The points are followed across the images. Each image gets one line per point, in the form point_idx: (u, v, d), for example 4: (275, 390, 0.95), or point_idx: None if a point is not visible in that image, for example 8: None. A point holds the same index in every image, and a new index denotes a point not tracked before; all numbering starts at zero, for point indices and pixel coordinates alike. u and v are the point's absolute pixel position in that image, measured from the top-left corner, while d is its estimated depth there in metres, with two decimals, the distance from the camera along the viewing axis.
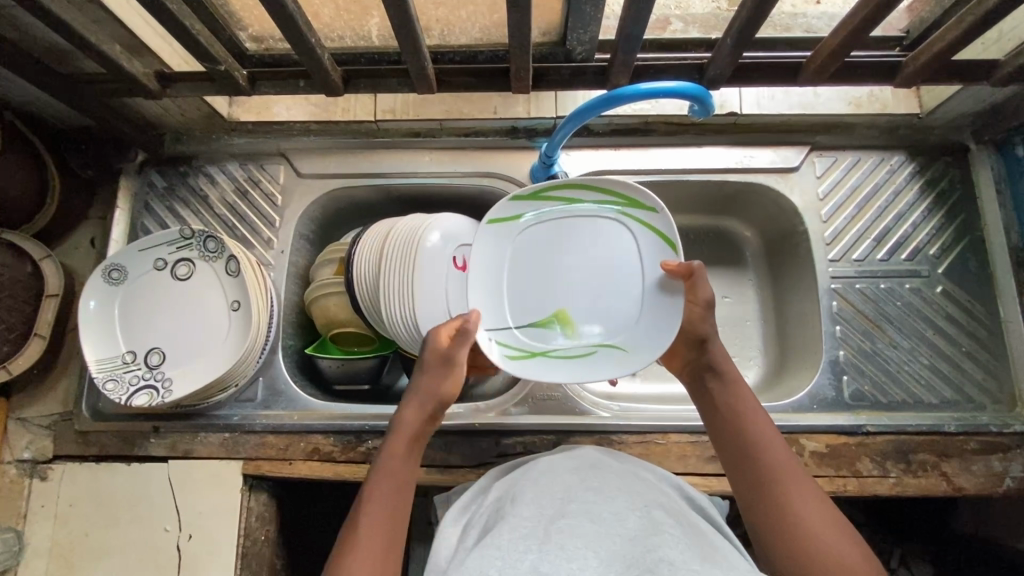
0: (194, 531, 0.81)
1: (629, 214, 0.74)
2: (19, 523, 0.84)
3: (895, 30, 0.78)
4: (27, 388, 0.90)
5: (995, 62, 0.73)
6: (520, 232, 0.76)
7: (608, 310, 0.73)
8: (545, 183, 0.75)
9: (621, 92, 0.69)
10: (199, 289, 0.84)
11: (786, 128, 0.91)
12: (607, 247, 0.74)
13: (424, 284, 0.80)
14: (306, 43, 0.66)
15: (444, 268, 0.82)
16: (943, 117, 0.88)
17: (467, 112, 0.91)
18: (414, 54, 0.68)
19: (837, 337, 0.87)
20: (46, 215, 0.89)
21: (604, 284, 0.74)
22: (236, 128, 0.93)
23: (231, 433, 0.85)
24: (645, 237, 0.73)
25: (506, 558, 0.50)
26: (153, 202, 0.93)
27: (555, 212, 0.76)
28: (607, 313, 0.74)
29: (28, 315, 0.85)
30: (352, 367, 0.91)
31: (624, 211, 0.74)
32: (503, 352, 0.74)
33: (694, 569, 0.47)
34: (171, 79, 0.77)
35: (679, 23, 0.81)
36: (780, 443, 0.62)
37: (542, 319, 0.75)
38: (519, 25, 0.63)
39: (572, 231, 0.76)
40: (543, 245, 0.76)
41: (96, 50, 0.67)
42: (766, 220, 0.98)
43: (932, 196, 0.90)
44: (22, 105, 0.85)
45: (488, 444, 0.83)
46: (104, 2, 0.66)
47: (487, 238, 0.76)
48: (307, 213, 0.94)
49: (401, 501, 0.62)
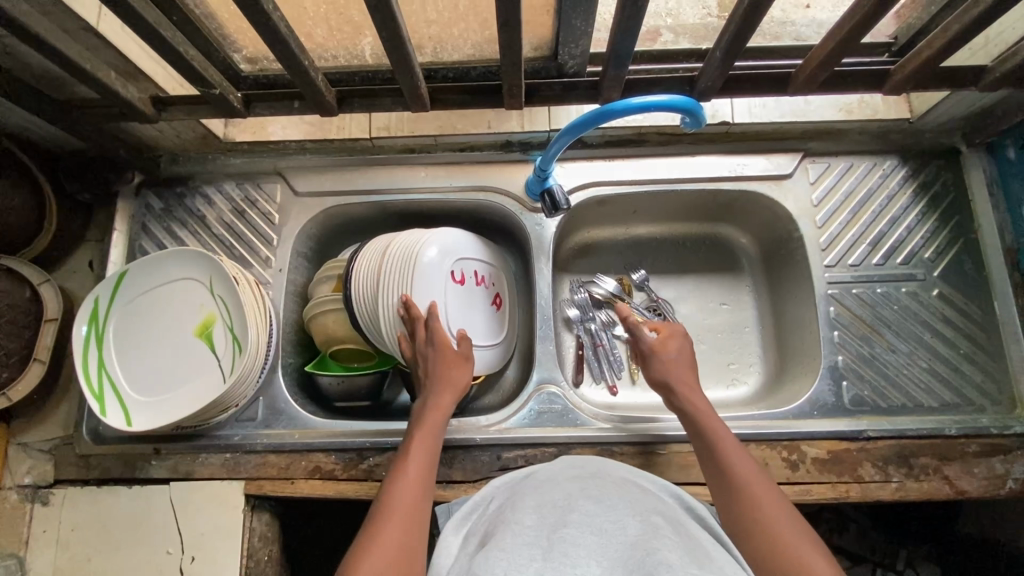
0: (196, 553, 0.81)
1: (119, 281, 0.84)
2: (20, 549, 0.83)
3: (883, 36, 0.79)
4: (27, 412, 0.90)
5: (983, 67, 0.73)
6: (198, 320, 0.84)
7: (174, 325, 0.84)
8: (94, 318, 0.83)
9: (613, 106, 0.70)
10: (181, 304, 0.85)
11: (778, 135, 0.92)
12: (154, 302, 0.85)
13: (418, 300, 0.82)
14: (299, 64, 0.66)
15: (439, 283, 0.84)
16: (933, 121, 0.88)
17: (461, 127, 0.92)
18: (408, 72, 0.69)
19: (836, 342, 0.87)
20: (46, 238, 0.90)
21: (167, 319, 0.85)
22: (232, 148, 0.93)
23: (231, 453, 0.85)
24: (127, 278, 0.84)
25: (510, 564, 0.50)
26: (150, 223, 0.94)
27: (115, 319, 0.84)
28: (186, 324, 0.84)
29: (27, 341, 0.85)
30: (352, 384, 0.91)
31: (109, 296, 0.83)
32: (233, 339, 0.82)
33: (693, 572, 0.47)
34: (167, 103, 0.77)
35: (670, 34, 0.80)
36: (743, 455, 0.66)
37: (203, 338, 0.83)
38: (510, 43, 0.63)
39: (137, 313, 0.84)
40: (180, 314, 0.84)
41: (92, 77, 0.67)
42: (761, 228, 0.98)
43: (924, 200, 0.90)
44: (19, 132, 0.85)
45: (489, 458, 0.83)
46: (99, 30, 0.67)
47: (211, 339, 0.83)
48: (304, 231, 0.94)
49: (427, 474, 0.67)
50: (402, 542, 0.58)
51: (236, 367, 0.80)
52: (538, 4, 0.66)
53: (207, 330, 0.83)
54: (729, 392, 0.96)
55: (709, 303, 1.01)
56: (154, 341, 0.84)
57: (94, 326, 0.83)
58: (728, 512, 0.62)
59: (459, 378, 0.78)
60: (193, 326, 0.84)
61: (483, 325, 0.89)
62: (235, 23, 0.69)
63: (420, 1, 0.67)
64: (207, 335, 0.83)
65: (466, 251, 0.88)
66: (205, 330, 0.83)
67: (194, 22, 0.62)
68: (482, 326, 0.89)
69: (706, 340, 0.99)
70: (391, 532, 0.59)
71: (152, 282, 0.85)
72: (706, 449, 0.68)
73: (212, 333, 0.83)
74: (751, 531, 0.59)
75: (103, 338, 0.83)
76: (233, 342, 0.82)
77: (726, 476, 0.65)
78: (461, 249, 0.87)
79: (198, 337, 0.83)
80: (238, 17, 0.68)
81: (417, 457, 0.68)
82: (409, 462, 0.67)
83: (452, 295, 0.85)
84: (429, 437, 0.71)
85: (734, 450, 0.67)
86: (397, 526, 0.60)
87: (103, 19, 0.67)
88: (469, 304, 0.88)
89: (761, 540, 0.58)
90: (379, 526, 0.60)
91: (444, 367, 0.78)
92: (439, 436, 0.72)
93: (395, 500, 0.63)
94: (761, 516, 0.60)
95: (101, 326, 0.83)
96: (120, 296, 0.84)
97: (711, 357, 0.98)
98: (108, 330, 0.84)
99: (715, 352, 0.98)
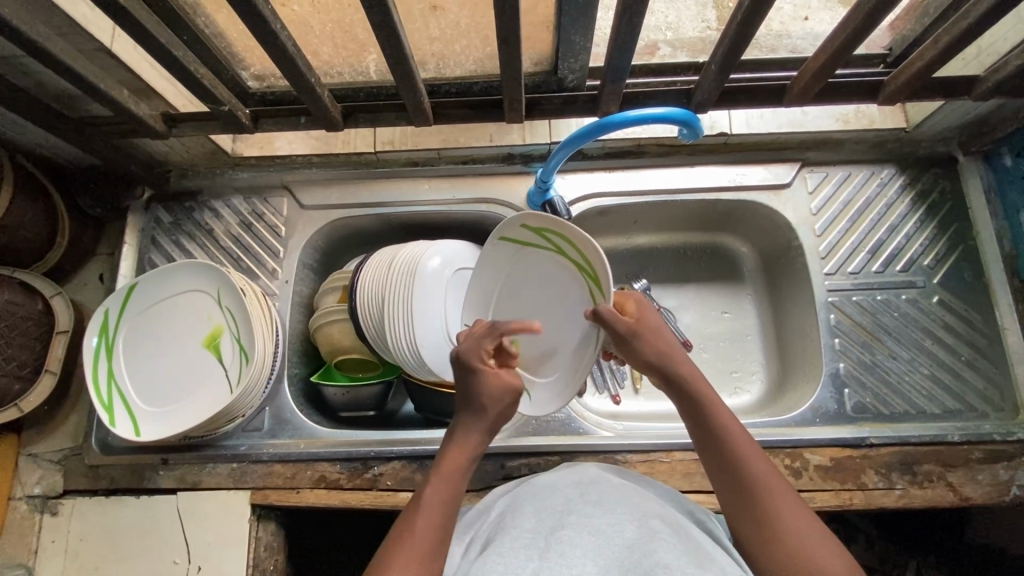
0: (202, 563, 0.81)
1: (127, 292, 0.85)
2: (30, 559, 0.84)
3: (878, 48, 0.81)
4: (37, 423, 0.91)
5: (976, 77, 0.75)
6: (204, 332, 0.85)
7: (181, 336, 0.86)
8: (103, 331, 0.84)
9: (611, 119, 0.72)
10: (189, 316, 0.86)
11: (776, 146, 0.93)
12: (163, 315, 0.86)
13: (561, 316, 0.74)
14: (305, 81, 0.68)
15: (536, 293, 0.77)
16: (929, 130, 0.89)
17: (463, 141, 0.93)
18: (412, 89, 0.71)
19: (837, 349, 0.88)
20: (56, 254, 0.92)
21: (175, 331, 0.86)
22: (241, 163, 0.95)
23: (238, 463, 0.86)
24: (137, 291, 0.85)
25: (507, 565, 0.51)
26: (160, 237, 0.96)
27: (123, 331, 0.85)
28: (193, 337, 0.86)
29: (39, 352, 0.86)
30: (356, 395, 0.92)
31: (118, 308, 0.85)
32: (240, 350, 0.83)
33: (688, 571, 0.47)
34: (176, 119, 0.79)
35: (667, 48, 0.83)
36: (753, 447, 0.59)
37: (210, 350, 0.85)
38: (510, 59, 0.65)
39: (146, 324, 0.86)
40: (187, 325, 0.86)
41: (106, 96, 0.69)
42: (762, 236, 0.99)
43: (922, 208, 0.91)
44: (33, 149, 0.88)
45: (493, 467, 0.84)
46: (112, 49, 0.69)
47: (218, 351, 0.84)
48: (310, 243, 0.95)
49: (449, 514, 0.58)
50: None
51: (242, 377, 0.81)
52: (538, 20, 0.68)
53: (214, 342, 0.85)
54: (732, 401, 0.96)
55: (711, 312, 1.02)
56: (161, 352, 0.85)
57: (104, 338, 0.84)
58: (734, 511, 0.57)
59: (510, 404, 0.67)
60: (201, 338, 0.85)
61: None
62: (244, 42, 0.71)
63: (422, 19, 0.69)
64: (214, 347, 0.85)
65: (503, 255, 0.79)
66: (212, 342, 0.85)
67: (204, 42, 0.64)
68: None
69: (708, 349, 0.99)
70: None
71: (161, 294, 0.86)
72: (707, 432, 0.61)
73: (220, 344, 0.85)
74: (761, 533, 0.55)
75: (113, 350, 0.84)
76: (240, 354, 0.83)
77: (737, 472, 0.58)
78: (508, 250, 0.78)
79: (204, 349, 0.85)
80: (246, 36, 0.70)
81: (439, 487, 0.60)
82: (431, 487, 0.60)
83: (452, 305, 0.86)
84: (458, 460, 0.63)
85: (743, 440, 0.59)
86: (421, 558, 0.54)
87: (116, 39, 0.70)
88: (504, 316, 0.80)
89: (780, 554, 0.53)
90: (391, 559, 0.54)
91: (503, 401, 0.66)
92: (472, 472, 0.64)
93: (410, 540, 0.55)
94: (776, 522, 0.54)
95: (109, 337, 0.84)
96: (128, 308, 0.85)
97: (714, 366, 0.98)
98: (115, 341, 0.85)
99: (718, 361, 0.99)
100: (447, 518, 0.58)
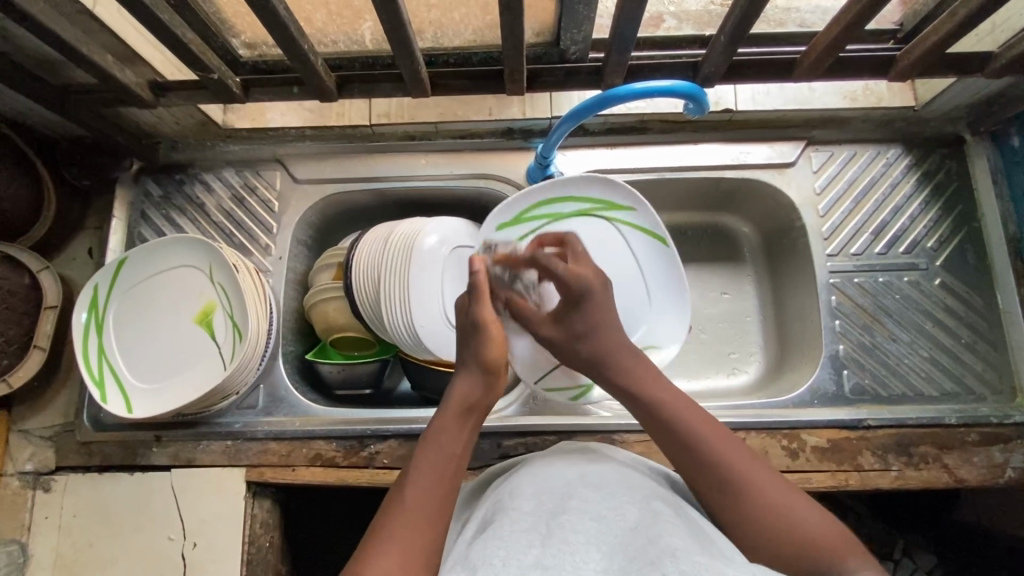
0: (198, 539, 0.81)
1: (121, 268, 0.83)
2: (22, 535, 0.83)
3: (890, 22, 0.79)
4: (28, 400, 0.90)
5: (990, 53, 0.73)
6: (195, 309, 0.84)
7: (170, 315, 0.84)
8: (88, 307, 0.82)
9: (615, 92, 0.70)
10: (180, 293, 0.84)
11: (781, 124, 0.91)
12: (150, 292, 0.85)
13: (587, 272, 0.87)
14: (298, 49, 0.65)
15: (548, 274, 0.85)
16: (937, 109, 0.88)
17: (462, 114, 0.91)
18: (409, 58, 0.68)
19: (837, 331, 0.87)
20: (42, 227, 0.90)
21: (163, 310, 0.84)
22: (232, 135, 0.93)
23: (232, 440, 0.85)
24: (127, 271, 0.84)
25: (509, 549, 0.50)
26: (149, 210, 0.93)
27: (111, 309, 0.84)
28: (183, 317, 0.84)
29: (27, 328, 0.85)
30: (355, 372, 0.89)
31: (113, 286, 0.84)
32: (231, 327, 0.82)
33: (696, 558, 0.46)
34: (165, 88, 0.77)
35: (673, 20, 0.80)
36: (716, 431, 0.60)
37: (200, 329, 0.83)
38: (512, 27, 0.62)
39: (136, 303, 0.84)
40: (177, 301, 0.84)
41: (89, 61, 0.67)
42: (763, 216, 0.98)
43: (927, 189, 0.90)
44: (15, 117, 0.85)
45: (490, 446, 0.83)
46: (95, 13, 0.66)
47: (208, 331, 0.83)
48: (304, 218, 0.93)
49: (450, 472, 0.58)
50: (410, 539, 0.53)
51: (236, 354, 0.80)
52: None
53: (206, 318, 0.83)
54: (730, 382, 0.96)
55: (710, 293, 1.01)
56: (150, 330, 0.84)
57: (94, 314, 0.83)
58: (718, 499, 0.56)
59: (490, 347, 0.68)
60: (191, 314, 0.84)
61: (568, 374, 0.84)
62: (233, 6, 0.68)
63: None
64: (204, 322, 0.83)
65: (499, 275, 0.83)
66: (203, 320, 0.83)
67: (193, 7, 0.61)
68: (571, 374, 0.84)
69: (707, 330, 0.99)
70: (403, 533, 0.53)
71: (149, 270, 0.84)
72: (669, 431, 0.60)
73: (212, 320, 0.83)
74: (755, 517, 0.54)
75: (103, 326, 0.83)
76: (231, 329, 0.82)
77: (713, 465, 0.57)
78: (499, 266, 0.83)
79: (198, 326, 0.83)
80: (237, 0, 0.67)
81: (441, 447, 0.60)
82: (431, 446, 0.60)
83: (450, 285, 0.85)
84: (459, 423, 0.63)
85: (709, 428, 0.59)
86: (421, 514, 0.55)
87: (98, 2, 0.67)
88: None
89: (779, 536, 0.52)
90: (393, 516, 0.55)
91: (491, 349, 0.68)
92: (471, 431, 0.63)
93: (410, 496, 0.56)
94: (759, 501, 0.54)
95: (99, 312, 0.83)
96: (118, 283, 0.84)
97: (713, 347, 0.98)
98: (104, 317, 0.83)
99: (717, 341, 0.98)
100: (448, 466, 0.59)
